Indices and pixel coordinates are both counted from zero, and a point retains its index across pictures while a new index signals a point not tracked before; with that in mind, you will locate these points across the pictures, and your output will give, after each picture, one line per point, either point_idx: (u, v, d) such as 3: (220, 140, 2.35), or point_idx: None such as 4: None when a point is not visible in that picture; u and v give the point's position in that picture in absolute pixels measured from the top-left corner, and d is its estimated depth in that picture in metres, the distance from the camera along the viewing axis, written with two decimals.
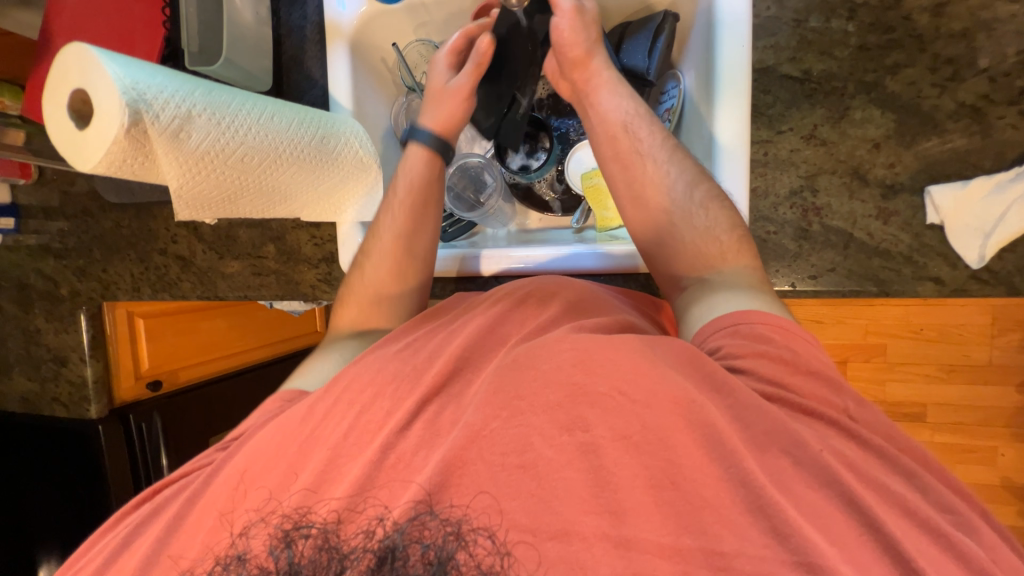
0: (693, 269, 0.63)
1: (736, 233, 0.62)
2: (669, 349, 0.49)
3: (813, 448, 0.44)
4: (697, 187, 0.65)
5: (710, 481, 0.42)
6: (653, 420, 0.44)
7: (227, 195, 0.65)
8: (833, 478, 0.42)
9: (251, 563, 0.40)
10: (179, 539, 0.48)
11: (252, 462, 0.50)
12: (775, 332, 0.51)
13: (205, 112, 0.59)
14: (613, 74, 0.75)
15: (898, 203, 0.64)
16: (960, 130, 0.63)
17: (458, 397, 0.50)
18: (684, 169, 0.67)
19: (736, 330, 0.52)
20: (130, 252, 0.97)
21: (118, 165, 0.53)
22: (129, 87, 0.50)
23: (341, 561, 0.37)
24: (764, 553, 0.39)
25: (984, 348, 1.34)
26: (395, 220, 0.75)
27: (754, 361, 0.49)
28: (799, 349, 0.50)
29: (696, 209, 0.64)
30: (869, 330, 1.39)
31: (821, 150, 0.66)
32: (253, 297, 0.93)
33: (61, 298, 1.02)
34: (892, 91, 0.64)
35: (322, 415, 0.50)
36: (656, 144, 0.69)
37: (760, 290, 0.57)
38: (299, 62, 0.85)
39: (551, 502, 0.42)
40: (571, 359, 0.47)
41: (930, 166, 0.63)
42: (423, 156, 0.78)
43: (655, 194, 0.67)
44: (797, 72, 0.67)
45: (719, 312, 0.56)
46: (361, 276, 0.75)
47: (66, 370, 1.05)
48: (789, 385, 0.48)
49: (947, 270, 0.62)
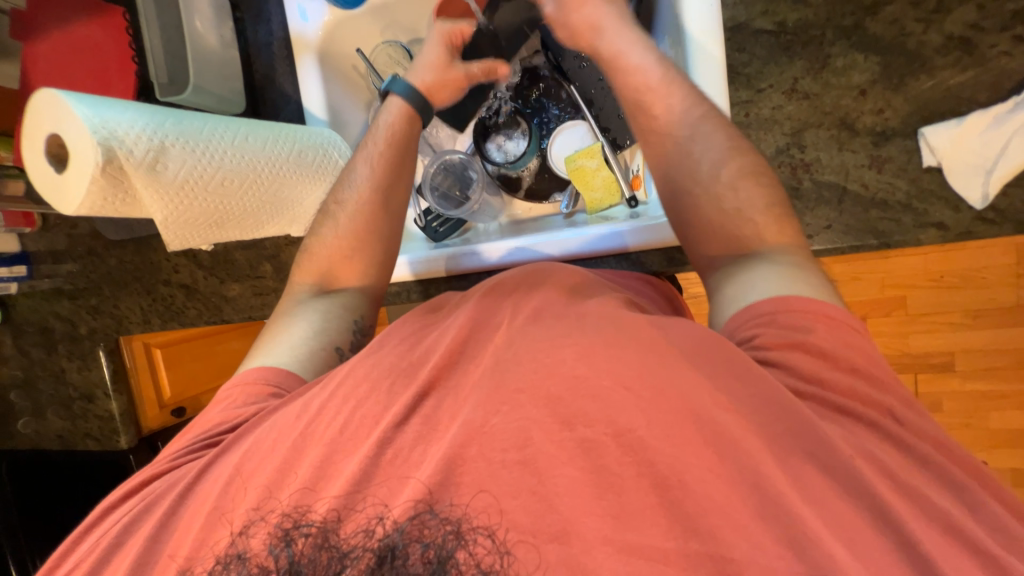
0: (726, 249, 0.60)
1: (773, 211, 0.58)
2: (683, 333, 0.48)
3: (814, 424, 0.43)
4: (728, 165, 0.61)
5: (716, 479, 0.41)
6: (658, 416, 0.43)
7: (214, 221, 0.67)
8: (842, 471, 0.41)
9: (251, 561, 0.42)
10: (174, 535, 0.50)
11: (247, 455, 0.51)
12: (817, 322, 0.49)
13: (179, 141, 0.59)
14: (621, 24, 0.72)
15: (891, 148, 0.61)
16: (950, 65, 0.60)
17: (458, 389, 0.49)
18: (712, 145, 0.62)
19: (772, 320, 0.50)
20: (137, 286, 1.00)
21: (101, 205, 0.55)
22: (99, 125, 0.51)
23: (341, 561, 0.39)
24: (767, 540, 0.39)
25: (1010, 290, 1.28)
26: (371, 173, 0.75)
27: (788, 352, 0.48)
28: (839, 343, 0.48)
29: (724, 188, 0.60)
30: (885, 284, 1.34)
31: (804, 104, 0.64)
32: (257, 317, 0.95)
33: (79, 337, 1.06)
34: (874, 33, 0.61)
35: (317, 410, 0.51)
36: (685, 112, 0.65)
37: (802, 270, 0.54)
38: (271, 80, 0.85)
39: (552, 502, 0.41)
40: (573, 354, 0.46)
41: (922, 107, 0.60)
42: (400, 111, 0.78)
43: (679, 175, 0.64)
44: (771, 25, 0.64)
45: (756, 298, 0.53)
46: (332, 231, 0.74)
47: (93, 405, 1.09)
48: (822, 380, 0.46)
49: (949, 215, 0.60)
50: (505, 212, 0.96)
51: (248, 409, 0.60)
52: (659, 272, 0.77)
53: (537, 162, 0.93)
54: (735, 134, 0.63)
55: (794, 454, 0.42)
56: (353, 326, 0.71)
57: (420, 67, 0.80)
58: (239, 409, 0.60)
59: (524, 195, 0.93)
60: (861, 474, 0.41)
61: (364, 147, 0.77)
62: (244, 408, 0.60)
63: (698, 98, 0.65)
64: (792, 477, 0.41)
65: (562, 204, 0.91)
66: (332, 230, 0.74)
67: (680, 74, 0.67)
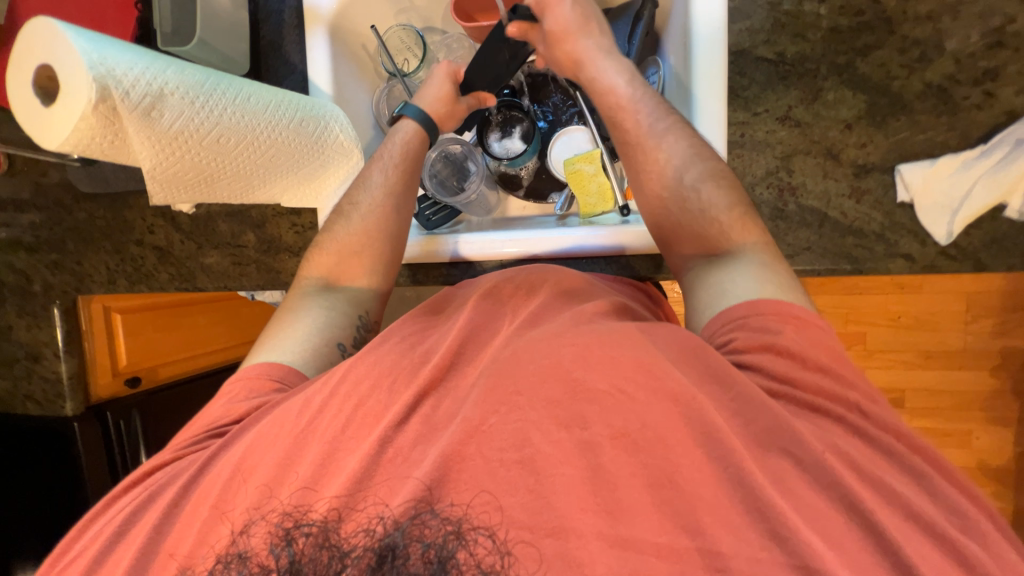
0: (699, 249, 0.63)
1: (736, 212, 0.61)
2: (670, 342, 0.50)
3: (806, 439, 0.44)
4: (689, 170, 0.65)
5: (706, 478, 0.42)
6: (651, 417, 0.44)
7: (203, 176, 0.66)
8: (831, 485, 0.42)
9: (253, 561, 0.40)
10: (175, 531, 0.48)
11: (248, 452, 0.49)
12: (786, 324, 0.51)
13: (178, 90, 0.57)
14: (601, 43, 0.76)
15: (870, 181, 0.66)
16: (927, 111, 0.65)
17: (455, 391, 0.49)
18: (674, 153, 0.66)
19: (744, 323, 0.53)
20: (106, 244, 0.95)
21: (87, 142, 0.52)
22: (96, 61, 0.49)
23: (341, 561, 0.38)
24: (748, 532, 0.40)
25: (958, 335, 1.38)
26: (384, 179, 0.76)
27: (757, 354, 0.50)
28: (807, 343, 0.50)
29: (688, 190, 0.64)
30: (849, 319, 1.41)
31: (796, 131, 0.67)
32: (233, 287, 0.92)
33: (33, 293, 0.99)
34: (863, 73, 0.66)
35: (318, 408, 0.49)
36: (651, 124, 0.68)
37: (771, 268, 0.57)
38: (277, 47, 0.84)
39: (548, 499, 0.41)
40: (571, 354, 0.47)
41: (900, 147, 0.65)
42: (416, 132, 0.79)
43: (649, 181, 0.68)
44: (772, 54, 0.68)
45: (730, 302, 0.55)
46: (343, 229, 0.73)
47: (39, 366, 1.01)
48: (795, 380, 0.48)
49: (917, 247, 0.64)
50: (497, 209, 0.97)
51: (249, 404, 0.58)
52: (645, 277, 0.79)
53: (535, 162, 0.95)
54: (696, 142, 0.66)
55: (772, 451, 0.44)
56: (356, 323, 0.70)
57: (420, 95, 0.82)
58: (245, 404, 0.58)
59: (519, 193, 0.95)
60: (845, 490, 0.42)
61: (377, 154, 0.78)
62: (245, 402, 0.59)
63: (663, 111, 0.69)
64: (776, 483, 0.42)
65: (558, 205, 0.92)
66: (343, 227, 0.73)
67: (649, 91, 0.72)
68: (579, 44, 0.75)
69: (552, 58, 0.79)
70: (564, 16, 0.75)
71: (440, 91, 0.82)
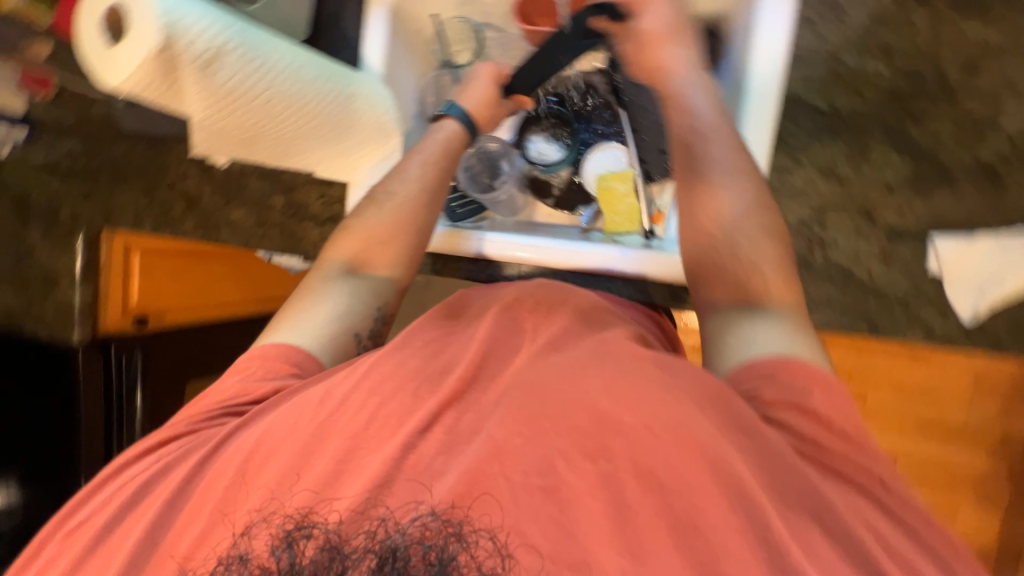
0: (732, 294, 0.62)
1: (780, 269, 0.62)
2: (690, 380, 0.48)
3: (835, 510, 0.43)
4: (752, 216, 0.64)
5: (731, 533, 0.41)
6: (676, 458, 0.43)
7: (247, 135, 0.67)
8: (857, 561, 0.41)
9: (253, 563, 0.42)
10: (178, 519, 0.49)
11: (264, 438, 0.50)
12: (815, 385, 0.50)
13: (239, 49, 0.58)
14: (692, 57, 0.74)
15: (903, 248, 0.65)
16: (972, 186, 0.64)
17: (478, 403, 0.49)
18: (738, 195, 0.65)
19: (773, 378, 0.52)
20: (138, 183, 0.97)
21: (144, 86, 0.54)
22: (168, 10, 0.50)
23: (343, 562, 0.40)
24: None
25: (959, 409, 1.36)
26: (420, 173, 0.76)
27: (787, 412, 0.49)
28: (837, 412, 0.49)
29: (732, 237, 0.64)
30: (851, 376, 1.40)
31: (836, 186, 0.67)
32: (252, 246, 0.93)
33: (60, 220, 1.03)
34: (914, 139, 0.65)
35: (339, 401, 0.50)
36: (721, 157, 0.67)
37: (802, 326, 0.57)
38: (337, 19, 0.84)
39: (574, 532, 0.41)
40: (597, 386, 0.47)
41: (938, 219, 0.65)
42: (456, 134, 0.80)
43: (705, 215, 0.66)
44: (824, 105, 0.68)
45: (758, 353, 0.55)
46: (374, 217, 0.74)
47: (57, 290, 1.07)
48: (823, 444, 0.47)
49: (938, 320, 0.64)
50: (524, 211, 0.97)
51: (271, 386, 0.59)
52: (658, 305, 0.78)
53: (569, 172, 0.95)
54: (756, 189, 0.65)
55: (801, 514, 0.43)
56: (376, 314, 0.70)
57: (461, 95, 0.83)
58: (263, 388, 0.59)
59: (549, 201, 0.95)
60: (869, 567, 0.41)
61: (415, 150, 0.79)
62: (264, 383, 0.60)
63: (738, 145, 0.67)
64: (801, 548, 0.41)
65: (583, 219, 0.92)
66: (374, 214, 0.74)
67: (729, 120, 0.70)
68: (671, 52, 0.73)
69: (637, 62, 0.77)
70: (660, 21, 0.74)
71: (482, 92, 0.83)
